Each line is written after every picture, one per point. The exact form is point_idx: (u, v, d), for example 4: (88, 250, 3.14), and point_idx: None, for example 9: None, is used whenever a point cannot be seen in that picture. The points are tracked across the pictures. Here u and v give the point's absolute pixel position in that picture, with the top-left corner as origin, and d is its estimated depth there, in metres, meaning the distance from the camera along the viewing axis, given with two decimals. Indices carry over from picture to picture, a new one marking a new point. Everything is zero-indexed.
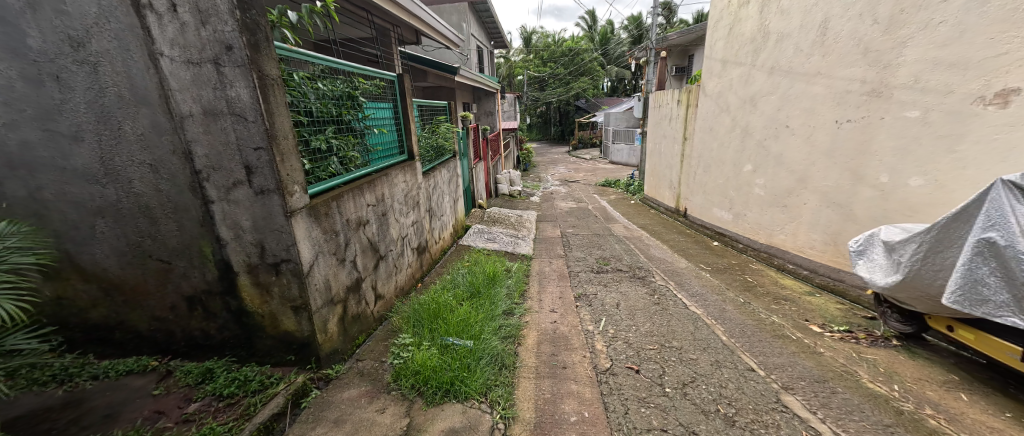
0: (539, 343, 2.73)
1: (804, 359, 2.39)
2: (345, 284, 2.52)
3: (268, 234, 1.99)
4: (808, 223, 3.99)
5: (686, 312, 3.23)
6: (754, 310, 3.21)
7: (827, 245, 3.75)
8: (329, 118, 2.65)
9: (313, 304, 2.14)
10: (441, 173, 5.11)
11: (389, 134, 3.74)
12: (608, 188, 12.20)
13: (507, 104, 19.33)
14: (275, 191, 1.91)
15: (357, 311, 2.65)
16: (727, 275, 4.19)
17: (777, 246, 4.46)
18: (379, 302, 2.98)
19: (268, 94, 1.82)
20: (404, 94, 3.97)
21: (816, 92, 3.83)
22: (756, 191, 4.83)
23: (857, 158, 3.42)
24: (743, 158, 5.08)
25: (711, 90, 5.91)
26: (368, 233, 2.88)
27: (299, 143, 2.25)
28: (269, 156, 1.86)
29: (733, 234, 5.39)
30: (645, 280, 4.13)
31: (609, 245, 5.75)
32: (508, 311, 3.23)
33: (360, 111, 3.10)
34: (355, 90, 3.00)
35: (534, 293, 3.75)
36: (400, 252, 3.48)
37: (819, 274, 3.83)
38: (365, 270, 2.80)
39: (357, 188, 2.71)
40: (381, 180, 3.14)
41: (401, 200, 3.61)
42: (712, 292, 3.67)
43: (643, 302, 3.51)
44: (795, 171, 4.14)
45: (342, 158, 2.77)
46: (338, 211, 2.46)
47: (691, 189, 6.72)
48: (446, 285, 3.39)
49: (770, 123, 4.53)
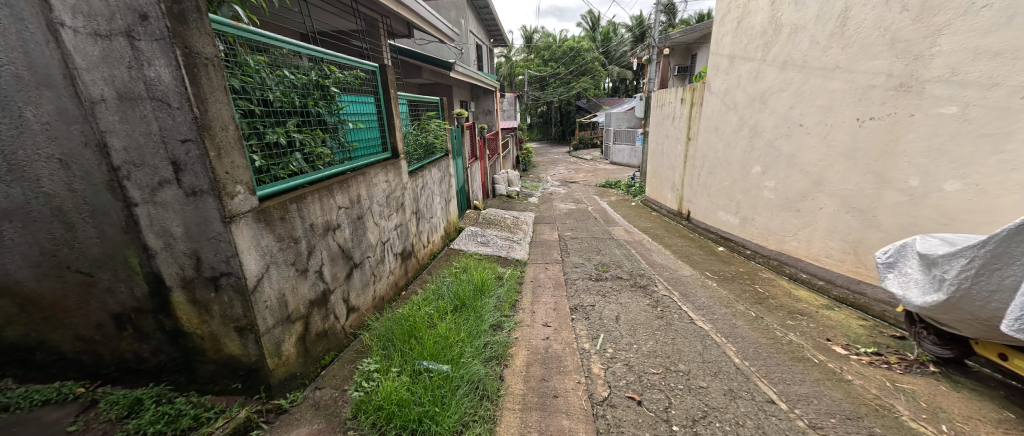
0: (528, 364, 2.43)
1: (830, 389, 2.08)
2: (307, 298, 2.22)
3: (203, 243, 1.68)
4: (823, 229, 3.68)
5: (692, 327, 2.92)
6: (768, 326, 2.88)
7: (846, 254, 3.44)
8: (292, 109, 2.34)
9: (262, 325, 1.84)
10: (431, 172, 4.80)
11: (370, 130, 3.42)
12: (608, 189, 11.92)
13: (507, 103, 18.95)
14: (210, 192, 1.61)
15: (322, 327, 2.35)
16: (736, 284, 3.87)
17: (789, 253, 4.17)
18: (351, 316, 2.67)
19: (197, 75, 1.52)
20: (388, 86, 3.64)
21: (835, 87, 3.52)
22: (765, 193, 4.53)
23: (881, 159, 3.11)
24: (752, 159, 4.77)
25: (717, 87, 5.60)
26: (338, 239, 2.57)
27: (247, 136, 1.94)
28: (200, 150, 1.56)
29: (739, 240, 5.08)
30: (648, 290, 3.83)
31: (609, 250, 5.44)
32: (496, 325, 2.92)
33: (333, 103, 2.79)
34: (325, 79, 2.69)
35: (526, 304, 3.44)
36: (379, 259, 3.17)
37: (836, 286, 3.52)
38: (333, 281, 2.49)
39: (325, 189, 2.41)
40: (357, 180, 2.84)
41: (382, 202, 3.29)
42: (721, 304, 3.35)
43: (645, 315, 3.20)
44: (810, 174, 3.83)
45: (308, 155, 2.45)
46: (299, 215, 2.16)
47: (695, 191, 6.41)
48: (428, 296, 3.08)
49: (782, 121, 4.23)
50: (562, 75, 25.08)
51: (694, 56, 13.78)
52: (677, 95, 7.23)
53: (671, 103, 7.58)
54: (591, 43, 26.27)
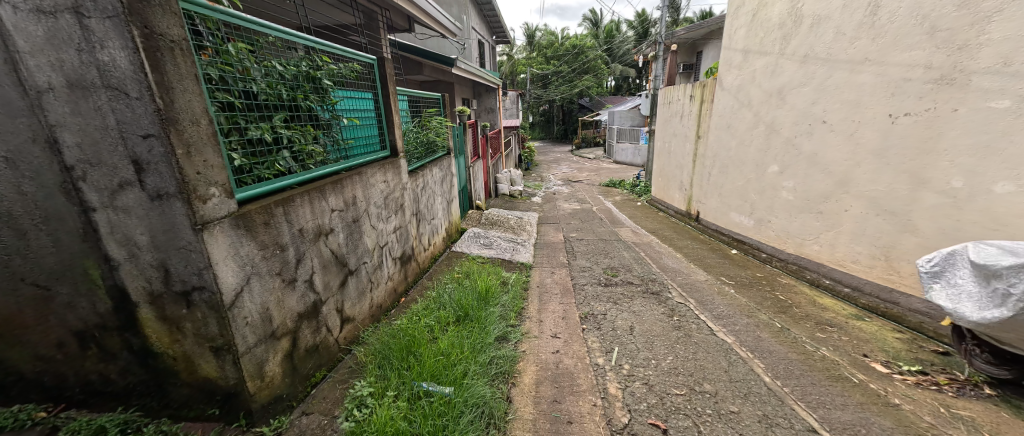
0: (538, 383, 2.22)
1: (877, 415, 1.88)
2: (295, 311, 2.01)
3: (172, 253, 1.48)
4: (849, 233, 3.46)
5: (714, 340, 2.70)
6: (797, 339, 2.67)
7: (875, 260, 3.22)
8: (279, 102, 2.12)
9: (242, 344, 1.64)
10: (432, 172, 4.60)
11: (366, 127, 3.20)
12: (612, 189, 11.68)
13: (509, 101, 18.67)
14: (177, 195, 1.41)
15: (312, 342, 2.14)
16: (755, 291, 3.65)
17: (809, 258, 3.95)
18: (345, 327, 2.46)
19: (160, 60, 1.32)
20: (386, 81, 3.42)
21: (863, 81, 3.30)
22: (783, 194, 4.31)
23: (917, 158, 2.89)
24: (769, 157, 4.54)
25: (729, 83, 5.37)
26: (331, 245, 2.36)
27: (225, 131, 1.73)
28: (164, 146, 1.35)
29: (754, 243, 4.85)
30: (661, 296, 3.61)
31: (617, 253, 5.22)
32: (501, 337, 2.72)
33: (325, 97, 2.57)
34: (316, 71, 2.47)
35: (533, 312, 3.23)
36: (376, 265, 2.96)
37: (864, 294, 3.31)
38: (325, 291, 2.28)
39: (316, 191, 2.20)
40: (352, 180, 2.63)
41: (380, 203, 3.08)
42: (742, 313, 3.13)
43: (661, 325, 2.98)
44: (834, 173, 3.61)
45: (298, 153, 2.24)
46: (285, 219, 1.95)
47: (705, 191, 6.18)
48: (429, 304, 2.88)
49: (803, 118, 4.00)
50: (564, 73, 24.80)
51: (700, 53, 13.52)
52: (686, 92, 6.99)
53: (680, 101, 7.34)
54: (593, 40, 25.99)
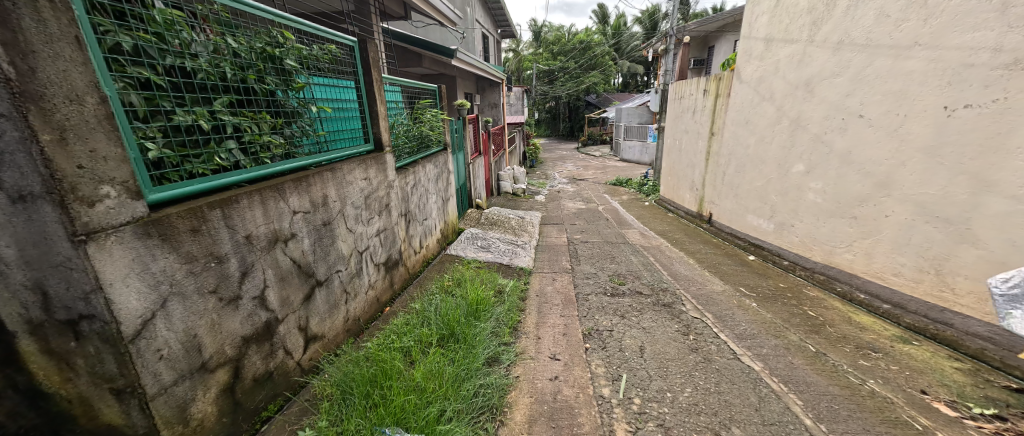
0: (533, 421, 1.89)
1: None
2: (239, 335, 1.67)
3: (47, 272, 1.12)
4: (891, 242, 3.06)
5: (738, 366, 2.33)
6: (838, 368, 2.28)
7: (923, 274, 2.84)
8: (222, 83, 1.76)
9: (152, 384, 1.32)
10: (424, 168, 4.23)
11: (345, 118, 2.82)
12: (619, 188, 11.23)
13: (514, 96, 18.16)
14: (46, 196, 1.08)
15: (262, 370, 1.80)
16: (780, 305, 3.25)
17: (840, 268, 3.55)
18: (309, 348, 2.12)
19: (18, 14, 1.02)
20: (369, 66, 2.99)
21: (912, 68, 2.92)
22: (810, 196, 3.90)
23: (982, 157, 2.52)
24: (794, 156, 4.12)
25: (748, 75, 4.95)
26: (292, 253, 2.02)
27: (133, 114, 1.38)
28: (24, 130, 1.04)
29: (775, 249, 4.45)
30: (674, 310, 3.22)
31: (624, 258, 4.82)
32: (492, 360, 2.37)
33: (290, 80, 2.20)
34: (276, 48, 2.09)
35: (530, 328, 2.86)
36: (353, 274, 2.61)
37: (908, 312, 2.93)
38: (283, 307, 1.94)
39: (270, 190, 1.85)
40: (322, 177, 2.28)
41: (359, 203, 2.72)
42: (768, 332, 2.74)
43: (676, 346, 2.61)
44: (872, 174, 3.21)
45: (248, 145, 1.88)
46: (225, 224, 1.61)
47: (719, 191, 5.76)
48: (412, 320, 2.54)
49: (834, 111, 3.60)
50: (570, 69, 24.33)
51: (711, 48, 13.06)
52: (700, 85, 6.54)
53: (692, 96, 6.90)
54: (600, 35, 25.43)
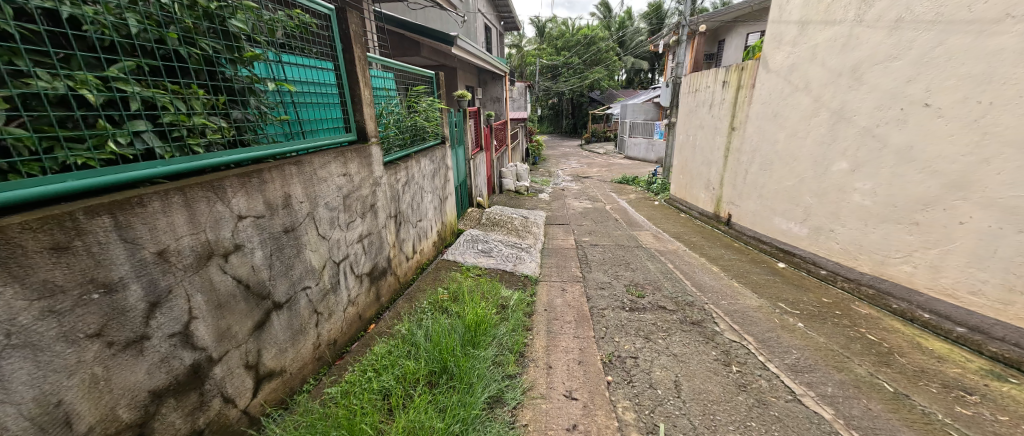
0: None
1: None
2: (144, 390, 1.21)
3: None
4: (968, 254, 2.59)
5: (803, 413, 1.88)
6: (932, 418, 1.84)
7: (1012, 294, 2.39)
8: (126, 41, 1.27)
9: None
10: (418, 163, 3.73)
11: (322, 102, 2.31)
12: (625, 186, 10.70)
13: (517, 91, 17.53)
14: None
15: (187, 430, 1.34)
16: (831, 327, 2.77)
17: (894, 281, 3.08)
18: (261, 390, 1.65)
19: None
20: (351, 41, 2.45)
21: (1002, 45, 2.43)
22: (856, 197, 3.41)
23: None
24: (836, 152, 3.61)
25: (779, 63, 4.43)
26: (237, 271, 1.54)
27: None
28: None
29: (809, 256, 3.96)
30: (706, 330, 2.73)
31: (639, 264, 4.33)
32: (494, 400, 1.90)
33: (239, 47, 1.70)
34: (218, 4, 1.58)
35: (539, 354, 2.38)
36: (327, 289, 2.13)
37: (992, 339, 2.48)
38: (221, 343, 1.46)
39: (196, 187, 1.36)
40: (281, 172, 1.79)
41: (336, 204, 2.23)
42: (828, 363, 2.27)
43: (718, 380, 2.14)
44: (943, 173, 2.72)
45: (170, 128, 1.40)
46: (120, 238, 1.14)
47: (740, 191, 5.27)
48: (396, 349, 2.06)
49: (889, 100, 3.09)
50: (574, 65, 23.70)
51: (721, 43, 12.64)
52: (718, 77, 6.02)
53: (709, 88, 6.36)
54: (604, 29, 24.77)
